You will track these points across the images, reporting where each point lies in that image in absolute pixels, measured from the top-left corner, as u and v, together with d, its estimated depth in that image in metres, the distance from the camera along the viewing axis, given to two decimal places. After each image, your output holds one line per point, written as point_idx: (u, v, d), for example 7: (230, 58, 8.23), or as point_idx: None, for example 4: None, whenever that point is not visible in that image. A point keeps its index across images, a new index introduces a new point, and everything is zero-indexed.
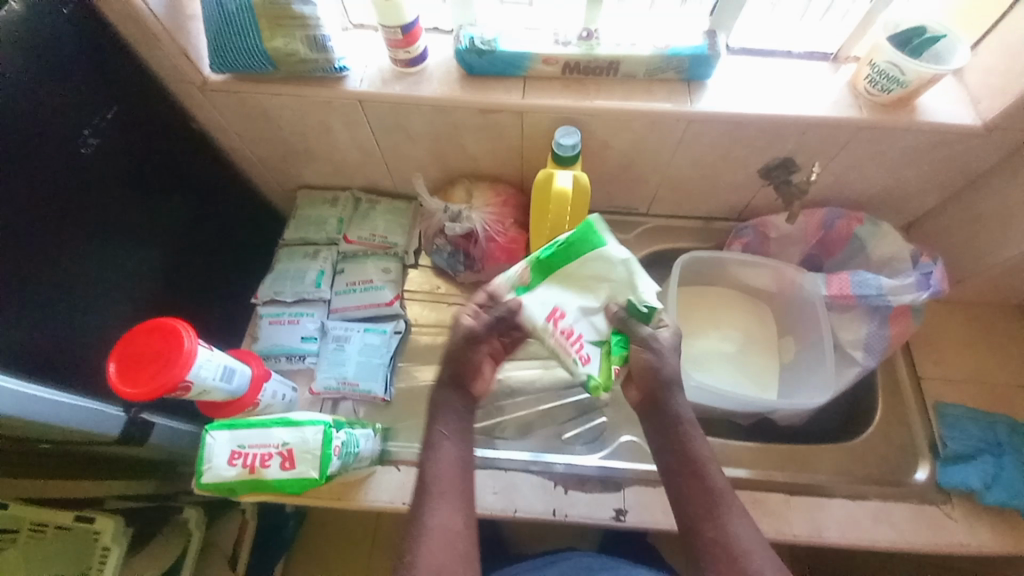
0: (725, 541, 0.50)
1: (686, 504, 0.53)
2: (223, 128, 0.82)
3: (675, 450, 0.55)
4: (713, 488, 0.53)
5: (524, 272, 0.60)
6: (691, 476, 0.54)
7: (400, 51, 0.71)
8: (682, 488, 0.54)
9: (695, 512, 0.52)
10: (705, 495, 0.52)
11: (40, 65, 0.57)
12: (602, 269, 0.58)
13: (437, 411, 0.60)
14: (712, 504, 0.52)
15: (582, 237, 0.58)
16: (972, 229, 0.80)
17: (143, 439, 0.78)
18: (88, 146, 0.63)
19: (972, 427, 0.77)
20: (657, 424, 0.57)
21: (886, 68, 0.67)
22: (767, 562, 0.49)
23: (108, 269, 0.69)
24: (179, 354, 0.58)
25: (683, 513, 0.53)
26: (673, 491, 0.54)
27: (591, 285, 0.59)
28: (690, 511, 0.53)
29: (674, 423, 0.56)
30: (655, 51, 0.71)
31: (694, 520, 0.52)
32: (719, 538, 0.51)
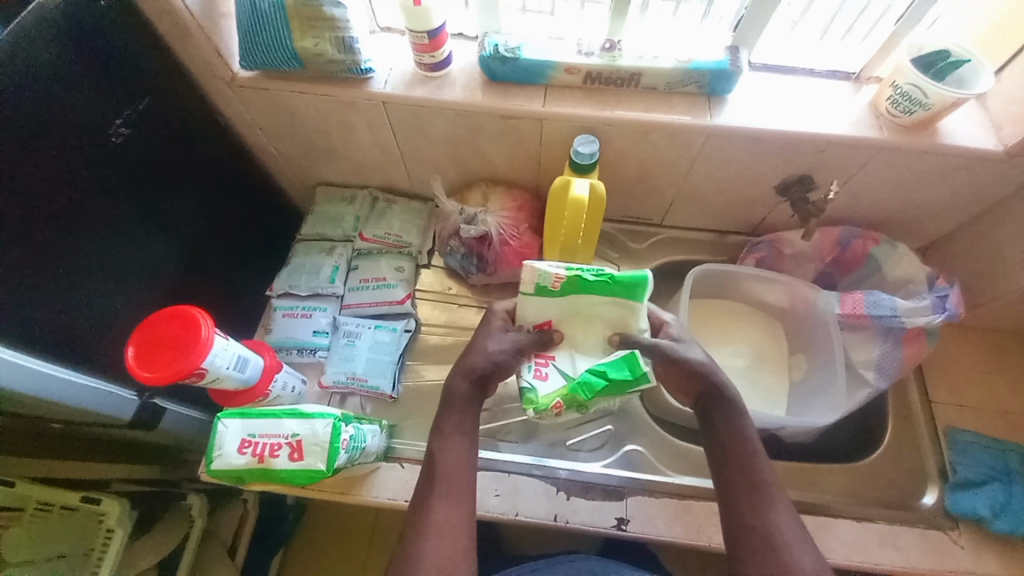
0: (766, 530, 0.56)
1: (733, 494, 0.59)
2: (248, 123, 0.84)
3: (725, 444, 0.62)
4: (758, 480, 0.59)
5: (559, 281, 0.63)
6: (739, 470, 0.60)
7: (425, 55, 0.73)
8: (730, 481, 0.60)
9: (741, 504, 0.58)
10: (750, 486, 0.59)
11: (78, 55, 0.59)
12: (609, 312, 0.66)
13: (452, 407, 0.63)
14: (756, 496, 0.58)
15: (624, 286, 0.63)
16: (990, 254, 0.80)
17: (153, 424, 0.79)
18: (118, 135, 0.65)
19: (982, 453, 0.76)
20: (715, 419, 0.63)
21: (908, 90, 0.67)
22: (803, 552, 0.55)
23: (130, 255, 0.71)
24: (196, 342, 0.59)
25: (729, 503, 0.59)
26: (722, 484, 0.61)
27: (592, 320, 0.67)
28: (736, 502, 0.58)
29: (729, 420, 0.62)
30: (676, 65, 0.71)
31: (739, 510, 0.58)
32: (760, 527, 0.56)
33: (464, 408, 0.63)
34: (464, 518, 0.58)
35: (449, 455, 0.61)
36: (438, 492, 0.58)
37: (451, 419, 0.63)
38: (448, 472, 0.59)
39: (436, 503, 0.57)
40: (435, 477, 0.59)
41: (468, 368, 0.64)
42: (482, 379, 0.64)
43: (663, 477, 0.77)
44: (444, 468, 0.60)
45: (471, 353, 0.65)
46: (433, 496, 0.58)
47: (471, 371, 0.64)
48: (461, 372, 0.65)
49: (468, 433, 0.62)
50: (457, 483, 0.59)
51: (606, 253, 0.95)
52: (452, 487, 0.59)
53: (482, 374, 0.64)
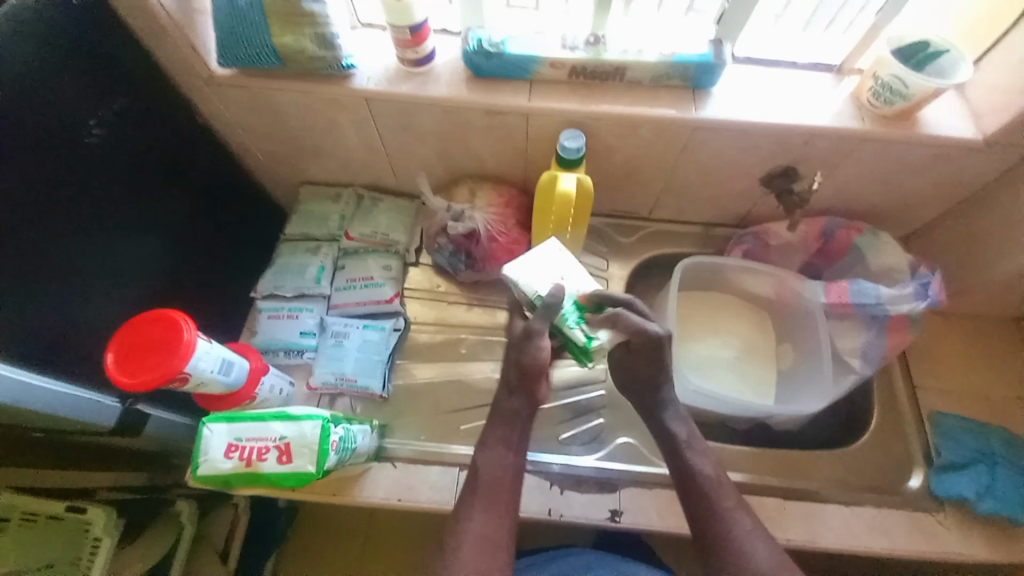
0: (726, 539, 0.60)
1: (694, 502, 0.64)
2: (229, 122, 0.82)
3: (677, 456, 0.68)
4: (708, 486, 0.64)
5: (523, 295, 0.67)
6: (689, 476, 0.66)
7: (409, 51, 0.72)
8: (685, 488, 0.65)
9: (700, 510, 0.63)
10: (700, 493, 0.64)
11: (49, 53, 0.57)
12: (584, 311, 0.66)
13: (501, 421, 0.67)
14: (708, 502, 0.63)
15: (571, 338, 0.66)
16: (969, 242, 0.81)
17: (139, 430, 0.77)
18: (92, 136, 0.63)
19: (966, 437, 0.78)
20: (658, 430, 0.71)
21: (889, 81, 0.68)
22: (764, 554, 0.59)
23: (109, 259, 0.69)
24: (178, 346, 0.58)
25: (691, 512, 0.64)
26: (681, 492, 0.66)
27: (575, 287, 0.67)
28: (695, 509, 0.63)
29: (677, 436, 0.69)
30: (662, 58, 0.71)
31: (701, 524, 0.62)
32: (721, 537, 0.61)
33: (511, 424, 0.67)
34: (488, 526, 0.60)
35: (492, 465, 0.64)
36: (479, 505, 0.61)
37: (496, 433, 0.66)
38: (489, 481, 0.63)
39: (476, 517, 0.60)
40: (478, 487, 0.63)
41: (509, 381, 0.67)
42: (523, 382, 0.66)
43: (654, 468, 0.78)
44: (486, 478, 0.63)
45: (507, 365, 0.68)
46: None
47: (511, 381, 0.67)
48: (505, 387, 0.68)
49: (514, 446, 0.66)
50: (501, 495, 0.62)
51: (595, 248, 0.95)
52: (489, 497, 0.62)
53: (523, 383, 0.66)
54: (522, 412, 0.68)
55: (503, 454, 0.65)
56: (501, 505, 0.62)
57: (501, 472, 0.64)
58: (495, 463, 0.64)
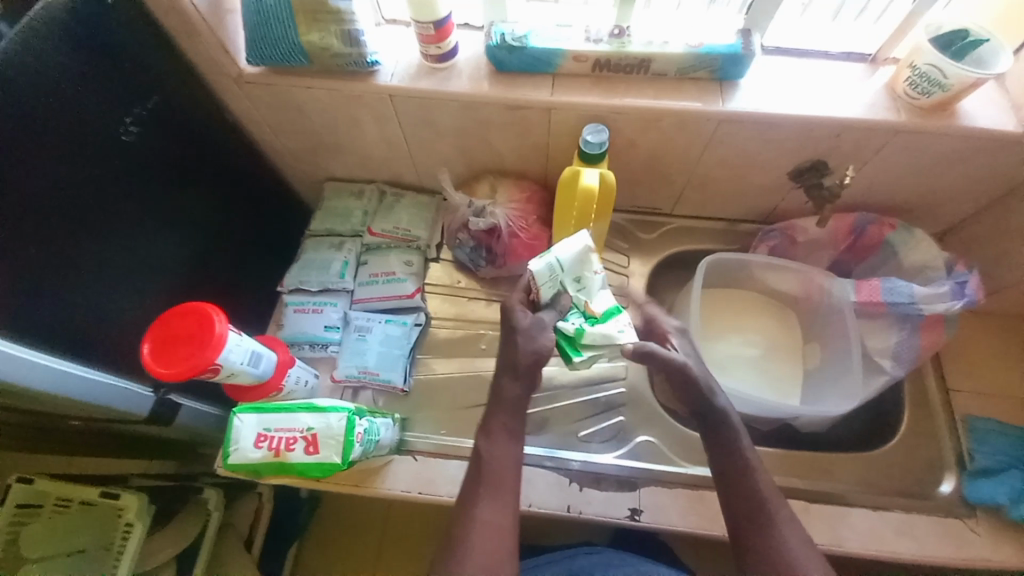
0: (768, 543, 0.58)
1: (734, 501, 0.61)
2: (255, 119, 0.84)
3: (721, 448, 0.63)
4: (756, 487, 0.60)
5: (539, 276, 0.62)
6: (739, 474, 0.61)
7: (432, 46, 0.72)
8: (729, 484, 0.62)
9: (743, 510, 0.60)
10: (749, 493, 0.60)
11: (87, 53, 0.59)
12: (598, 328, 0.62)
13: (501, 410, 0.65)
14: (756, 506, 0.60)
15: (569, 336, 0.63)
16: (1009, 239, 0.78)
17: (170, 418, 0.80)
18: (128, 133, 0.65)
19: (1000, 441, 0.75)
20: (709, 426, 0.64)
21: (926, 71, 0.65)
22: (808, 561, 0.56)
23: (143, 252, 0.71)
24: (210, 338, 0.59)
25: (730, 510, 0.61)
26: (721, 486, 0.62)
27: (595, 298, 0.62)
28: (735, 508, 0.61)
29: (724, 434, 0.63)
30: (688, 49, 0.70)
31: (741, 526, 0.60)
32: (762, 540, 0.58)
33: (513, 410, 0.65)
34: (497, 514, 0.58)
35: (497, 453, 0.62)
36: (484, 495, 0.59)
37: (500, 419, 0.64)
38: (494, 470, 0.61)
39: (484, 506, 0.59)
40: (481, 477, 0.61)
41: (513, 366, 0.64)
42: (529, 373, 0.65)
43: (676, 467, 0.77)
44: (494, 466, 0.61)
45: (514, 352, 0.63)
46: None
47: (518, 367, 0.64)
48: (507, 372, 0.65)
49: (515, 434, 0.64)
50: (506, 483, 0.61)
51: (615, 244, 0.94)
52: (495, 486, 0.60)
53: (530, 371, 0.65)
54: (522, 400, 0.65)
55: (507, 444, 0.63)
56: (510, 499, 0.60)
57: (507, 463, 0.62)
58: (500, 451, 0.63)
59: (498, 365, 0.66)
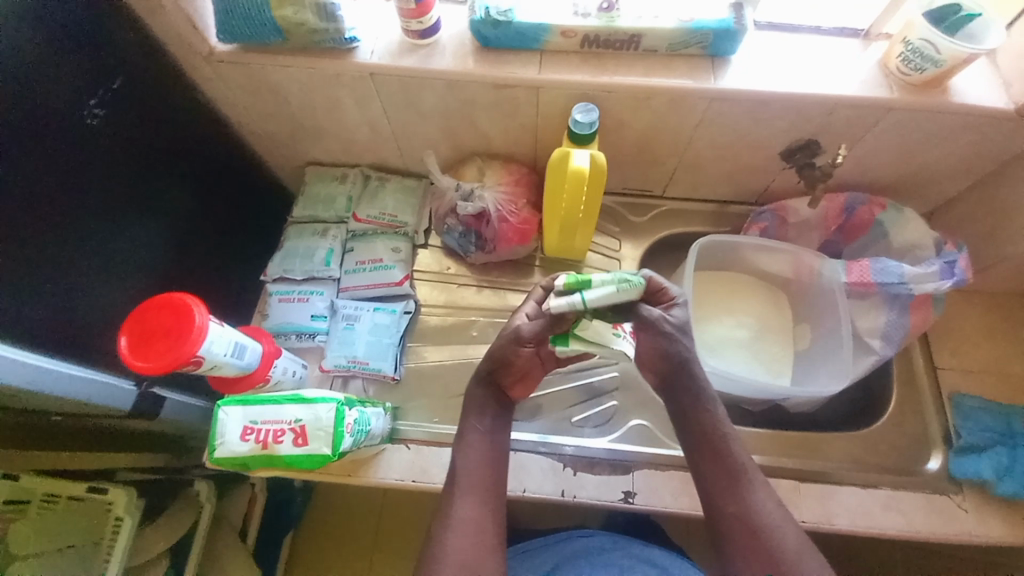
0: (744, 513, 0.57)
1: (717, 485, 0.59)
2: (231, 101, 0.80)
3: (696, 430, 0.62)
4: (734, 468, 0.59)
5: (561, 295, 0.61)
6: (717, 457, 0.60)
7: (412, 22, 0.69)
8: (708, 467, 0.60)
9: (725, 491, 0.59)
10: (728, 472, 0.59)
11: (43, 31, 0.55)
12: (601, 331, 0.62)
13: (473, 408, 0.64)
14: (735, 488, 0.59)
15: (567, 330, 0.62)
16: (998, 217, 0.78)
17: (155, 414, 0.78)
18: (93, 116, 0.61)
19: (986, 418, 0.77)
20: (679, 407, 0.63)
21: (919, 46, 0.64)
22: (784, 527, 0.57)
23: (115, 243, 0.68)
24: (190, 330, 0.58)
25: (712, 496, 0.59)
26: (700, 469, 0.61)
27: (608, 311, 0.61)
28: (718, 492, 0.59)
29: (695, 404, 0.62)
30: (679, 24, 0.68)
31: (717, 499, 0.59)
32: (739, 511, 0.58)
33: (483, 410, 0.64)
34: (476, 512, 0.58)
35: (471, 455, 0.61)
36: (463, 494, 0.59)
37: (472, 422, 0.63)
38: (470, 473, 0.60)
39: (462, 505, 0.58)
40: (456, 480, 0.60)
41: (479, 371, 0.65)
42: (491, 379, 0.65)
43: (669, 450, 0.77)
44: (467, 469, 0.60)
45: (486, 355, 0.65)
46: None
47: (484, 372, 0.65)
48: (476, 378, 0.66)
49: (486, 433, 0.63)
50: (484, 484, 0.59)
51: (606, 227, 0.93)
52: (477, 487, 0.59)
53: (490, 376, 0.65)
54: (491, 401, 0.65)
55: (476, 440, 0.62)
56: (491, 502, 0.59)
57: (480, 457, 0.61)
58: (472, 453, 0.61)
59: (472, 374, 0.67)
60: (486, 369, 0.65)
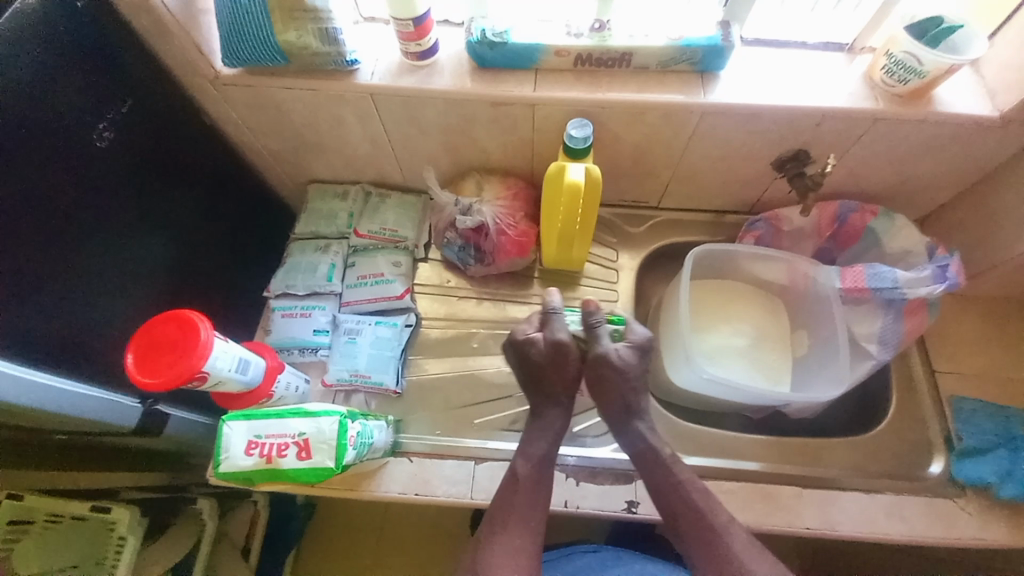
0: (698, 525, 0.64)
1: (668, 501, 0.67)
2: (236, 122, 0.83)
3: (642, 451, 0.71)
4: (678, 486, 0.67)
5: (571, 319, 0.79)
6: (664, 477, 0.68)
7: (411, 44, 0.71)
8: (658, 489, 0.68)
9: (676, 505, 0.66)
10: (673, 487, 0.67)
11: (57, 56, 0.57)
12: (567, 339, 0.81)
13: (534, 436, 0.72)
14: (680, 495, 0.67)
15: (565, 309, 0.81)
16: (988, 222, 0.79)
17: (159, 430, 0.79)
18: (103, 139, 0.64)
19: (987, 422, 0.77)
20: (630, 438, 0.72)
21: (902, 58, 0.66)
22: (738, 540, 0.63)
23: (123, 260, 0.70)
24: (196, 345, 0.58)
25: (665, 505, 0.67)
26: (653, 491, 0.68)
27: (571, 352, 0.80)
28: (671, 505, 0.67)
29: (630, 433, 0.73)
30: (669, 42, 0.70)
31: (672, 512, 0.66)
32: (691, 524, 0.65)
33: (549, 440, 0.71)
34: (518, 538, 0.64)
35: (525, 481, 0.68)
36: (507, 525, 0.65)
37: (535, 447, 0.71)
38: (520, 500, 0.66)
39: (501, 537, 0.64)
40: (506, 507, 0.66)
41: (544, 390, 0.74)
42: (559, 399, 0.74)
43: None
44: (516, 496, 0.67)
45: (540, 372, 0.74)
46: (498, 529, 0.64)
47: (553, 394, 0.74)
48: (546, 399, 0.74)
49: (546, 461, 0.70)
50: (530, 512, 0.66)
51: (603, 238, 0.94)
52: (520, 518, 0.65)
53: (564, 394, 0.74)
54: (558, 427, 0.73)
55: (540, 467, 0.69)
56: (533, 527, 0.65)
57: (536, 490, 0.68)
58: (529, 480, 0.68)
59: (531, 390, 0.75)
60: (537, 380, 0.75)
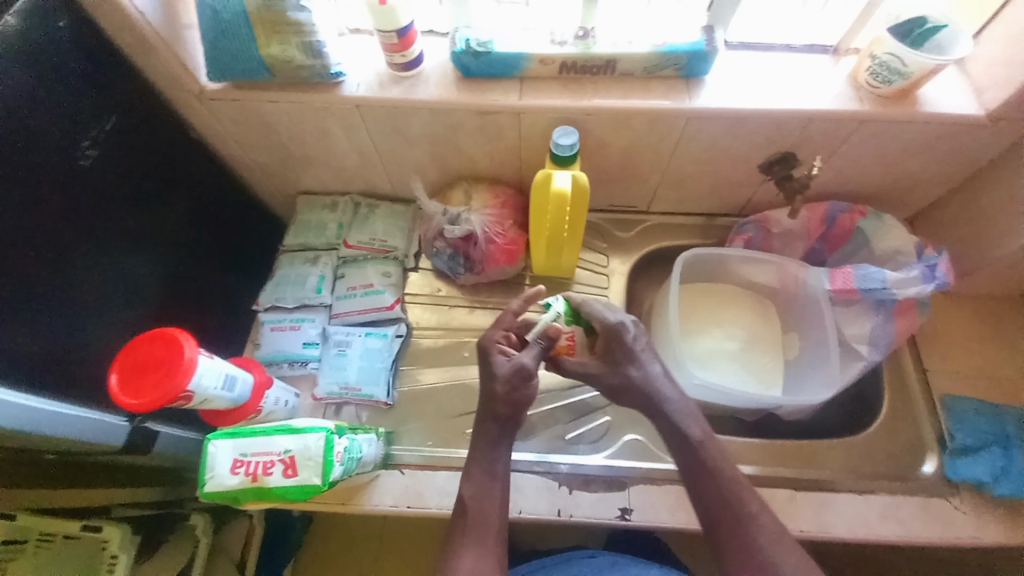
0: (746, 535, 0.57)
1: (710, 504, 0.60)
2: (222, 136, 0.83)
3: (684, 449, 0.64)
4: (723, 488, 0.60)
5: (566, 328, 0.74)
6: (704, 477, 0.61)
7: (396, 55, 0.71)
8: (701, 492, 0.61)
9: (719, 508, 0.59)
10: (720, 490, 0.60)
11: (39, 77, 0.57)
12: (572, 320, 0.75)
13: (478, 458, 0.66)
14: (726, 500, 0.59)
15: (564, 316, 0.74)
16: (976, 221, 0.79)
17: (148, 448, 0.78)
18: (86, 156, 0.63)
19: (980, 420, 0.76)
20: (662, 425, 0.66)
21: (886, 60, 0.66)
22: (788, 556, 0.55)
23: (110, 277, 0.69)
24: (180, 364, 0.58)
25: (709, 511, 0.60)
26: (695, 496, 0.61)
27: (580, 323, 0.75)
28: (715, 511, 0.59)
29: (671, 426, 0.65)
30: (653, 48, 0.70)
31: (715, 519, 0.59)
32: (738, 535, 0.57)
33: (493, 453, 0.66)
34: (479, 559, 0.59)
35: (483, 498, 0.63)
36: (468, 542, 0.60)
37: (478, 465, 0.66)
38: (482, 515, 0.62)
39: (465, 556, 0.59)
40: (467, 524, 0.62)
41: (493, 413, 0.67)
42: (509, 421, 0.67)
43: (663, 464, 0.77)
44: (476, 508, 0.62)
45: (494, 400, 0.67)
46: (463, 547, 0.60)
47: (500, 415, 0.67)
48: (487, 417, 0.67)
49: (499, 477, 0.65)
50: (489, 530, 0.61)
51: (593, 244, 0.94)
52: (480, 534, 0.61)
53: (511, 418, 0.67)
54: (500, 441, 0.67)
55: (487, 482, 0.64)
56: (497, 545, 0.61)
57: (493, 507, 0.63)
58: (485, 497, 0.63)
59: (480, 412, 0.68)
60: (492, 408, 0.67)
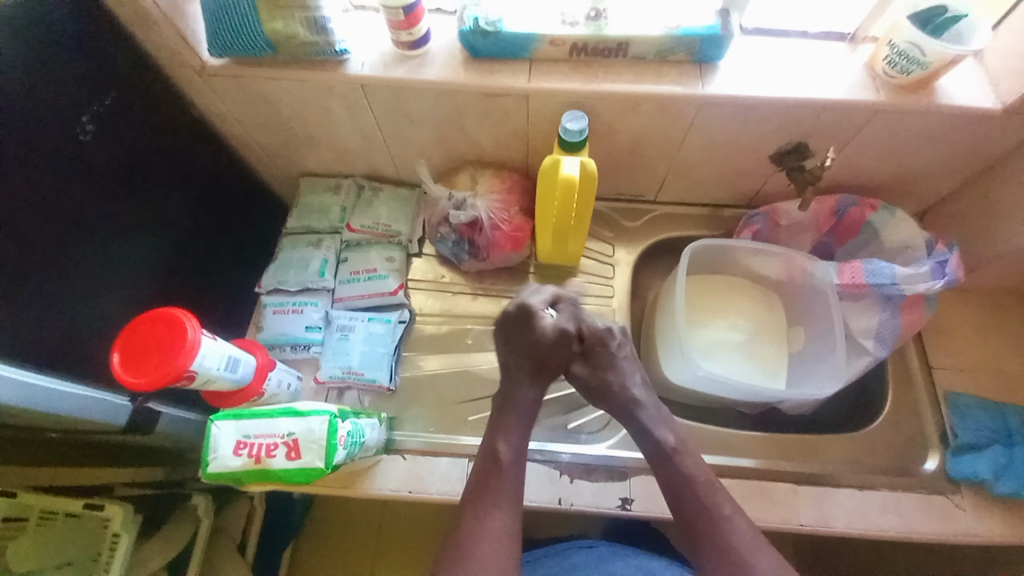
0: (714, 525, 0.62)
1: (680, 497, 0.65)
2: (223, 114, 0.81)
3: (652, 446, 0.69)
4: (693, 482, 0.65)
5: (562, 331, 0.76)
6: (673, 473, 0.67)
7: (402, 33, 0.69)
8: (673, 486, 0.66)
9: (689, 501, 0.65)
10: (688, 483, 0.65)
11: (37, 50, 0.56)
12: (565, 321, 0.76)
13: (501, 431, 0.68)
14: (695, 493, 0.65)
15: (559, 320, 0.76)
16: (987, 216, 0.78)
17: (150, 428, 0.77)
18: (85, 132, 0.62)
19: (984, 416, 0.77)
20: (636, 431, 0.71)
21: (905, 49, 0.65)
22: (754, 545, 0.61)
23: (110, 256, 0.69)
24: (183, 344, 0.57)
25: (680, 503, 0.65)
26: (668, 491, 0.66)
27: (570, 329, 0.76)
28: (685, 504, 0.65)
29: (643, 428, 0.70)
30: (666, 31, 0.68)
31: (686, 509, 0.64)
32: (707, 524, 0.63)
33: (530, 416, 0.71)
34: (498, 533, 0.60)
35: (511, 473, 0.65)
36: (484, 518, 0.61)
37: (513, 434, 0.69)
38: (504, 489, 0.64)
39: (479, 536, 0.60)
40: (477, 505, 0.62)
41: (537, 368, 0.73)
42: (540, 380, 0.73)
43: None
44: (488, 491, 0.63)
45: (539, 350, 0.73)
46: (478, 524, 0.61)
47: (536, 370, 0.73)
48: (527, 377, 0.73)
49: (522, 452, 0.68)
50: (512, 497, 0.63)
51: (599, 232, 0.93)
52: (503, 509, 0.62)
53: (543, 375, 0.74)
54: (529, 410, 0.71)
55: (516, 459, 0.67)
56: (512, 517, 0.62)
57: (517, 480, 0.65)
58: (514, 476, 0.65)
59: (515, 371, 0.73)
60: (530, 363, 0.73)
